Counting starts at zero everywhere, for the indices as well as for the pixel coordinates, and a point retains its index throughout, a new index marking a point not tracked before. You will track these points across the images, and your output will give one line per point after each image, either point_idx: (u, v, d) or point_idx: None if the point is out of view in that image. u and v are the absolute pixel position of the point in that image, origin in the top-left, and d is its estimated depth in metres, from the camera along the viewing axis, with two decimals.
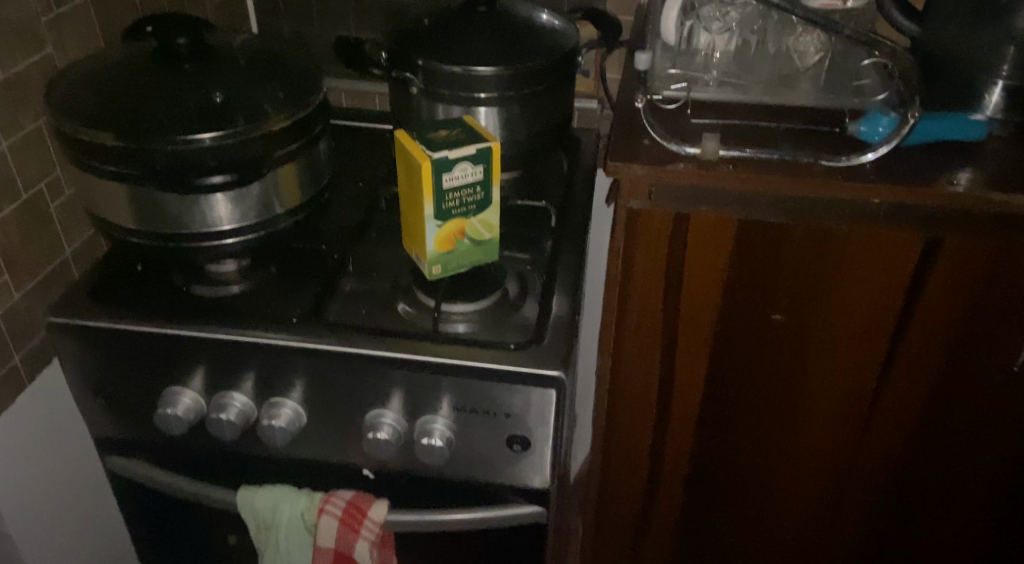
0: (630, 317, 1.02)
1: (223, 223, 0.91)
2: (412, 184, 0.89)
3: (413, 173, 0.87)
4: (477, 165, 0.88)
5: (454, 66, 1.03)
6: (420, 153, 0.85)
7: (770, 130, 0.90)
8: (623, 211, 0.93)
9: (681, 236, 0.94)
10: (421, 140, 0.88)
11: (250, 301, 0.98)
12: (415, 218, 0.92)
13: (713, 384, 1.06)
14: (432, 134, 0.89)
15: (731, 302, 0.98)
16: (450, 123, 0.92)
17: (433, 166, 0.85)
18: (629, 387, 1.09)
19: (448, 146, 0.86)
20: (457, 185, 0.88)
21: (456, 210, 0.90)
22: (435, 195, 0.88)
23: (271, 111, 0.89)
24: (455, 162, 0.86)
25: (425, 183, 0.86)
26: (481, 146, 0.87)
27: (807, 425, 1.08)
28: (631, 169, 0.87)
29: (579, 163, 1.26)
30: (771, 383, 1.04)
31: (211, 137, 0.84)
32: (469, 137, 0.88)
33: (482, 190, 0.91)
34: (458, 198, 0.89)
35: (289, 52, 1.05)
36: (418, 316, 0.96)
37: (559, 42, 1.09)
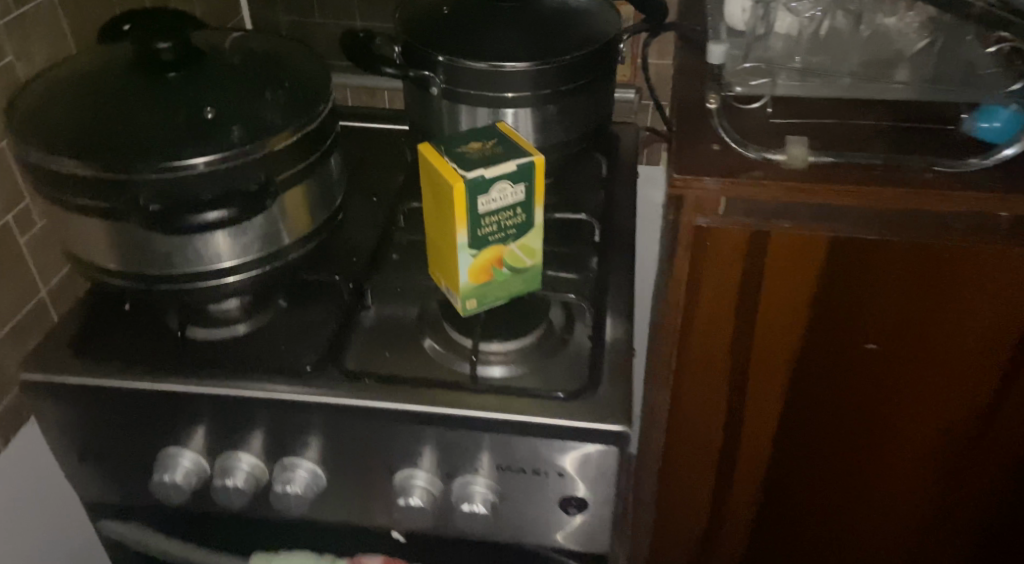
0: (695, 346, 0.88)
1: (222, 261, 0.77)
2: (441, 208, 0.75)
3: (443, 197, 0.74)
4: (518, 184, 0.74)
5: (480, 62, 0.88)
6: (451, 174, 0.72)
7: (863, 134, 0.76)
8: (690, 230, 0.80)
9: (760, 257, 0.80)
10: (451, 156, 0.74)
11: (257, 346, 0.84)
12: (445, 245, 0.78)
13: (789, 419, 0.93)
14: (464, 148, 0.76)
15: (817, 331, 0.84)
16: (482, 132, 0.78)
17: (468, 190, 0.72)
18: (692, 423, 0.95)
19: (484, 164, 0.73)
20: (495, 208, 0.75)
21: (495, 236, 0.77)
22: (470, 222, 0.74)
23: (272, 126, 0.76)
24: (493, 182, 0.73)
25: (458, 209, 0.73)
26: (523, 161, 0.73)
27: (896, 465, 0.94)
28: (703, 183, 0.74)
29: (620, 163, 1.12)
30: (856, 419, 0.91)
31: (204, 162, 0.71)
32: (508, 150, 0.75)
33: (523, 212, 0.77)
34: (496, 223, 0.76)
35: (290, 53, 0.90)
36: (451, 358, 0.83)
37: (599, 30, 0.94)
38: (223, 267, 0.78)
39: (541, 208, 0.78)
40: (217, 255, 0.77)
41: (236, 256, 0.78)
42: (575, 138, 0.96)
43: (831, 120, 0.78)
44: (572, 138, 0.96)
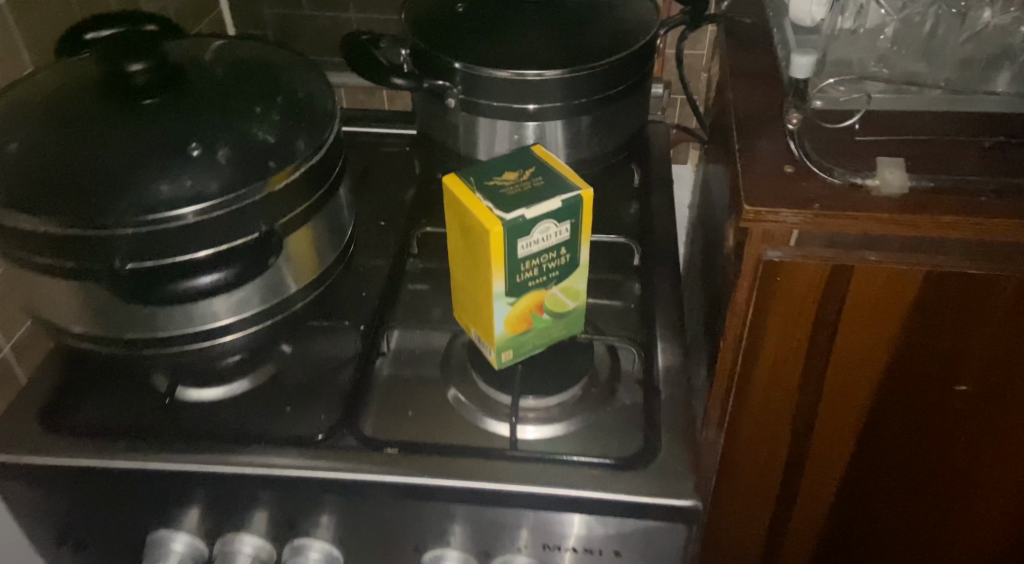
0: (758, 388, 0.78)
1: (220, 318, 0.67)
2: (472, 252, 0.65)
3: (476, 240, 0.63)
4: (563, 222, 0.63)
5: (503, 70, 0.76)
6: (487, 216, 0.61)
7: (964, 154, 0.65)
8: (758, 263, 0.69)
9: (839, 293, 0.70)
10: (485, 192, 0.63)
11: (258, 410, 0.73)
12: (476, 292, 0.67)
13: (860, 466, 0.82)
14: (498, 180, 0.64)
15: (901, 372, 0.74)
16: (517, 159, 0.67)
17: (506, 234, 0.61)
18: (749, 472, 0.85)
19: (524, 202, 0.62)
20: (536, 251, 0.64)
21: (535, 280, 0.66)
22: (507, 268, 0.63)
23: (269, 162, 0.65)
24: (535, 223, 0.62)
25: (494, 256, 0.62)
26: (569, 196, 0.62)
27: (976, 516, 0.84)
28: (779, 216, 0.64)
29: (653, 169, 1.00)
30: (936, 467, 0.81)
31: (195, 211, 0.60)
32: (549, 182, 0.64)
33: (567, 252, 0.66)
34: (536, 267, 0.65)
35: (281, 63, 0.78)
36: (481, 415, 0.72)
37: (637, 28, 0.82)
38: (218, 324, 0.67)
39: (587, 247, 0.67)
40: (212, 311, 0.66)
41: (233, 311, 0.68)
42: (611, 150, 0.85)
43: (923, 136, 0.67)
44: (607, 150, 0.85)
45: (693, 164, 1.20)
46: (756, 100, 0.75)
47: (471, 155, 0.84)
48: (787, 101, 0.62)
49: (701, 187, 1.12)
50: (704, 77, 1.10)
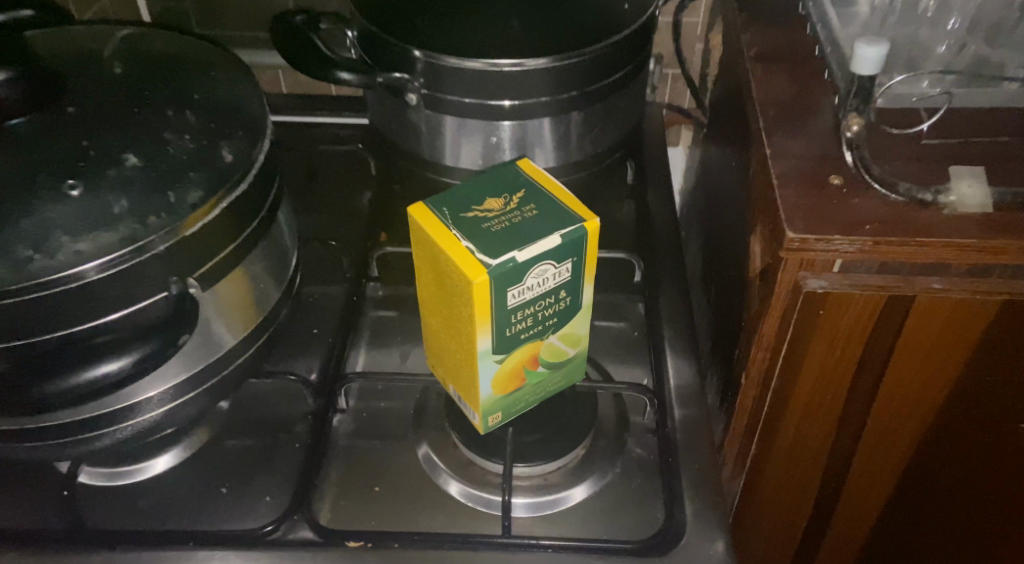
0: (787, 432, 0.66)
1: (143, 391, 0.53)
2: (450, 301, 0.52)
3: (455, 289, 0.50)
4: (562, 261, 0.50)
5: (476, 60, 0.62)
6: (468, 261, 0.48)
7: None
8: (798, 294, 0.56)
9: (892, 323, 0.58)
10: (464, 228, 0.50)
11: (187, 493, 0.59)
12: (456, 346, 0.54)
13: (899, 516, 0.70)
14: (478, 210, 0.51)
15: (960, 411, 0.62)
16: (501, 180, 0.54)
17: (494, 283, 0.48)
18: (771, 520, 0.73)
19: (514, 241, 0.49)
20: (531, 297, 0.51)
21: (528, 332, 0.53)
22: (495, 322, 0.50)
23: (178, 196, 0.50)
24: (529, 266, 0.49)
25: (478, 310, 0.49)
26: (571, 230, 0.50)
27: None
28: (831, 243, 0.51)
29: (647, 163, 0.87)
30: (990, 518, 0.69)
31: (98, 266, 0.46)
32: (543, 212, 0.51)
33: (567, 295, 0.53)
34: (530, 316, 0.52)
35: (196, 54, 0.63)
36: (447, 476, 0.60)
37: (632, 9, 0.70)
38: (137, 399, 0.53)
39: (591, 285, 0.55)
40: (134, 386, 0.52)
41: (154, 381, 0.53)
42: (604, 149, 0.73)
43: (996, 137, 0.55)
44: (600, 150, 0.73)
45: (686, 146, 1.08)
46: (784, 89, 0.62)
47: (438, 161, 0.70)
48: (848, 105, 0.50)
49: (698, 174, 0.99)
50: (698, 49, 0.97)
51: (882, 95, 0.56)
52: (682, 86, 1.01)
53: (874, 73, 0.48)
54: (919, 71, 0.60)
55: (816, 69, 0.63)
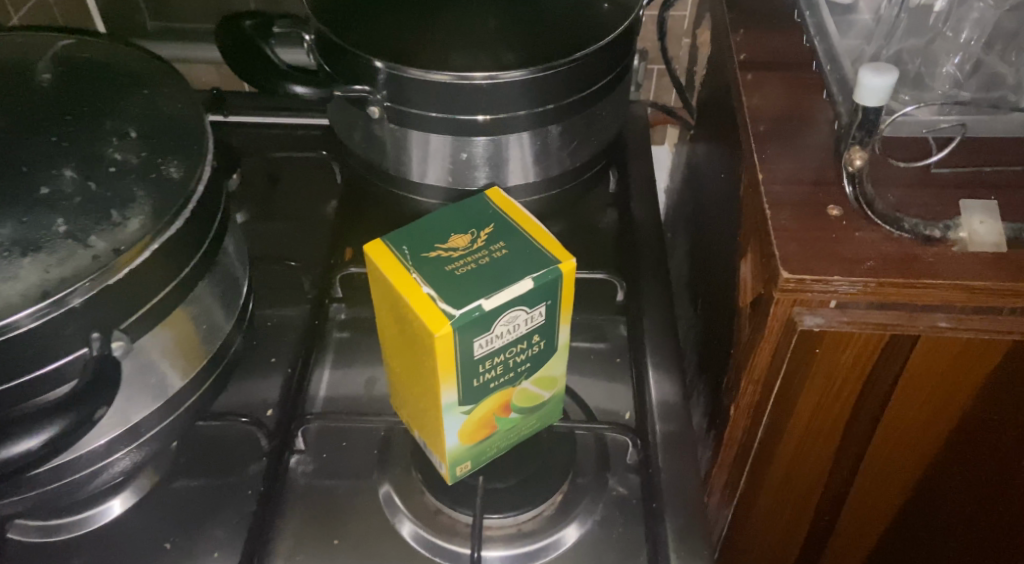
0: (777, 476, 0.61)
1: (89, 441, 0.48)
2: (410, 350, 0.47)
3: (415, 337, 0.46)
4: (535, 306, 0.46)
5: (442, 73, 0.58)
6: (429, 310, 0.43)
7: None
8: (792, 335, 0.52)
9: (895, 361, 0.53)
10: (425, 269, 0.45)
11: (128, 548, 0.54)
12: (419, 395, 0.50)
13: (892, 556, 0.66)
14: (441, 249, 0.46)
15: (964, 449, 0.57)
16: (467, 213, 0.49)
17: (458, 335, 0.44)
18: (757, 557, 0.68)
19: (481, 286, 0.44)
20: (501, 345, 0.47)
21: (498, 381, 0.49)
22: (461, 375, 0.46)
23: (99, 239, 0.44)
24: (498, 314, 0.44)
25: (442, 362, 0.44)
26: (543, 272, 0.45)
27: None
28: (829, 284, 0.46)
29: (631, 169, 0.83)
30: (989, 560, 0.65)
31: (33, 315, 0.40)
32: (513, 252, 0.46)
33: (540, 339, 0.49)
34: (499, 364, 0.48)
35: (135, 59, 0.57)
36: (403, 516, 0.56)
37: (612, 15, 0.65)
38: (80, 451, 0.48)
39: (568, 328, 0.50)
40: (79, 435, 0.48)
41: (99, 432, 0.48)
42: (582, 162, 0.68)
43: (1005, 166, 0.50)
44: (579, 164, 0.68)
45: (671, 144, 1.03)
46: (779, 101, 0.57)
47: (405, 176, 0.66)
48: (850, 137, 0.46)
49: (684, 177, 0.95)
50: (685, 44, 0.92)
51: (889, 124, 0.52)
52: (668, 82, 0.96)
53: (880, 104, 0.44)
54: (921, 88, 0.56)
55: (813, 80, 0.58)
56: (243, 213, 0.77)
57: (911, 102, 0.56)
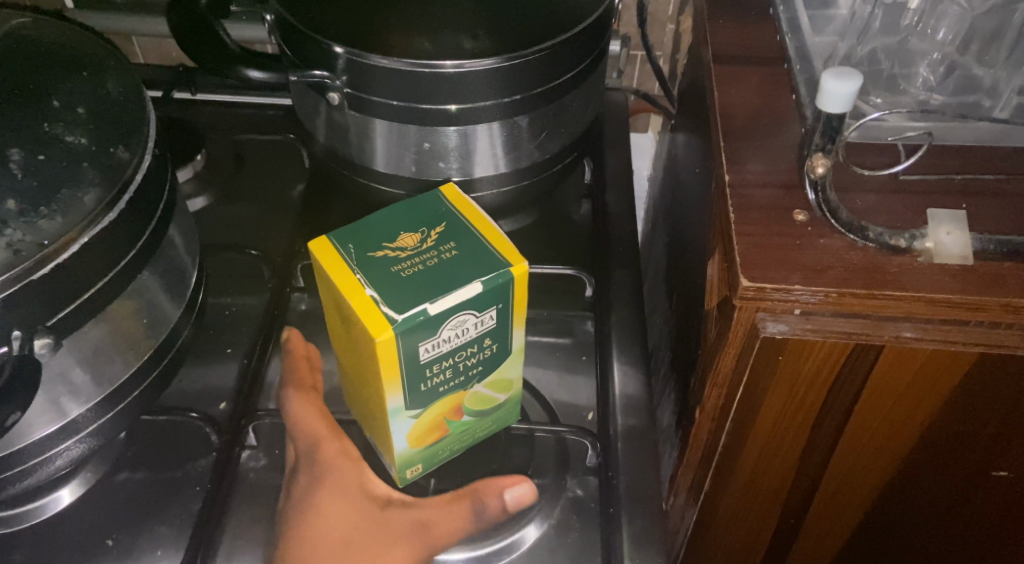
0: (739, 480, 0.59)
1: (30, 434, 0.47)
2: (355, 351, 0.46)
3: (359, 341, 0.44)
4: (485, 307, 0.45)
5: (399, 60, 0.56)
6: (372, 314, 0.42)
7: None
8: (753, 344, 0.50)
9: (857, 374, 0.51)
10: (370, 271, 0.44)
11: (70, 542, 0.53)
12: (368, 397, 0.49)
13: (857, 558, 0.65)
14: (389, 250, 0.45)
15: (928, 458, 0.55)
16: (420, 211, 0.48)
17: (402, 340, 0.43)
18: (719, 561, 0.67)
19: (427, 289, 0.43)
20: (449, 348, 0.46)
21: (448, 384, 0.48)
22: (406, 378, 0.46)
23: (18, 229, 0.42)
24: (444, 318, 0.44)
25: (385, 365, 0.44)
26: (493, 276, 0.44)
27: None
28: (789, 293, 0.45)
29: (607, 159, 0.81)
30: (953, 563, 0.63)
31: None
32: (464, 254, 0.45)
33: (491, 339, 0.48)
34: (447, 364, 0.47)
35: (83, 37, 0.55)
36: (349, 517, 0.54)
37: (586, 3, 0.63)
38: (14, 448, 0.46)
39: (521, 331, 0.49)
40: (26, 422, 0.46)
41: (37, 426, 0.47)
42: (552, 154, 0.66)
43: (980, 175, 0.49)
44: (550, 156, 0.66)
45: (653, 132, 1.01)
46: (749, 97, 0.55)
47: (369, 165, 0.64)
48: (816, 142, 0.44)
49: (665, 169, 0.92)
50: (669, 30, 0.89)
51: (859, 131, 0.50)
52: (650, 69, 0.93)
53: (844, 110, 0.42)
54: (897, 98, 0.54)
55: (787, 75, 0.56)
56: (206, 197, 0.75)
57: (884, 104, 0.54)
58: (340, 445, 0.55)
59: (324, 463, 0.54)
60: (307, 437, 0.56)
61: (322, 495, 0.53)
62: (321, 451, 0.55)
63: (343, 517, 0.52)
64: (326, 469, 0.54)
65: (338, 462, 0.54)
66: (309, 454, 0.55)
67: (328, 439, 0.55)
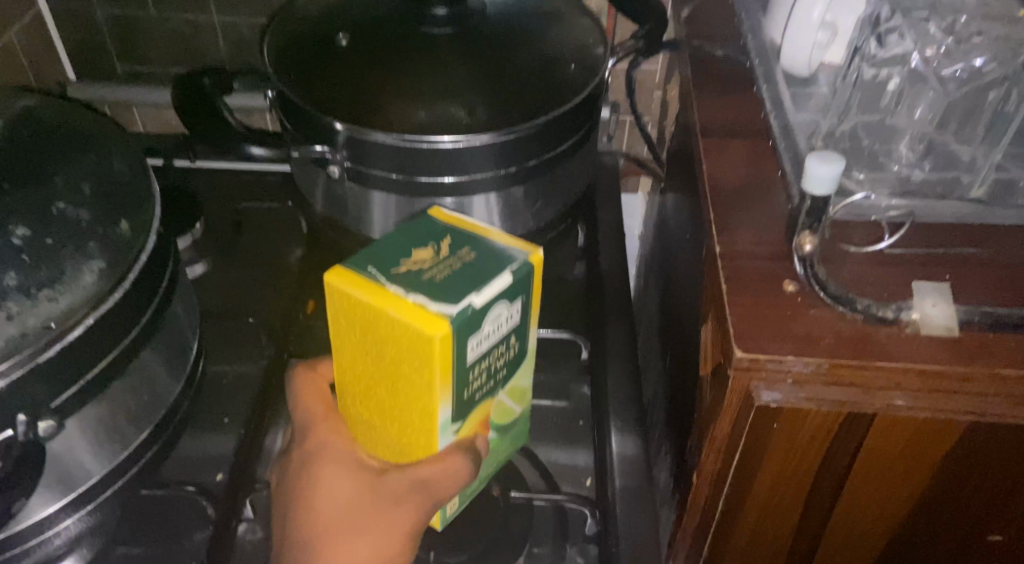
0: (739, 545, 0.59)
1: (31, 512, 0.47)
2: (392, 368, 0.46)
3: (403, 352, 0.44)
4: (513, 301, 0.46)
5: (396, 134, 0.57)
6: (422, 315, 0.42)
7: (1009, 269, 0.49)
8: (749, 414, 0.50)
9: (851, 441, 0.51)
10: (399, 282, 0.44)
11: None
12: (399, 415, 0.49)
13: None
14: (411, 262, 0.45)
15: (924, 524, 0.56)
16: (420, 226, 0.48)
17: (457, 335, 0.43)
18: None
19: (466, 284, 0.44)
20: (487, 347, 0.47)
21: (483, 390, 0.49)
22: (455, 384, 0.46)
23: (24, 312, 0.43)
24: (487, 311, 0.44)
25: (440, 368, 0.44)
26: (517, 265, 0.45)
27: None
28: (783, 364, 0.46)
29: (599, 221, 0.82)
30: None
31: None
32: (481, 252, 0.46)
33: (514, 336, 0.49)
34: (484, 367, 0.48)
35: (88, 120, 0.57)
36: None
37: (578, 77, 0.65)
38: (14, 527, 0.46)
39: (535, 331, 0.52)
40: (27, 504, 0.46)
41: (39, 503, 0.47)
42: (548, 220, 0.68)
43: (962, 249, 0.50)
44: (544, 223, 0.68)
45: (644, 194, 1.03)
46: (738, 169, 0.57)
47: (367, 234, 0.65)
48: (803, 219, 0.46)
49: (656, 229, 0.94)
50: (656, 96, 0.92)
51: (845, 206, 0.52)
52: (639, 133, 0.96)
53: (828, 193, 0.44)
54: (882, 175, 0.56)
55: (773, 151, 0.58)
56: (205, 264, 0.76)
57: (867, 181, 0.55)
58: (334, 422, 0.53)
59: (318, 438, 0.52)
60: (302, 419, 0.54)
61: (316, 467, 0.50)
62: (315, 428, 0.53)
63: (338, 485, 0.50)
64: (320, 443, 0.52)
65: (332, 438, 0.52)
66: (303, 430, 0.53)
67: (321, 418, 0.53)
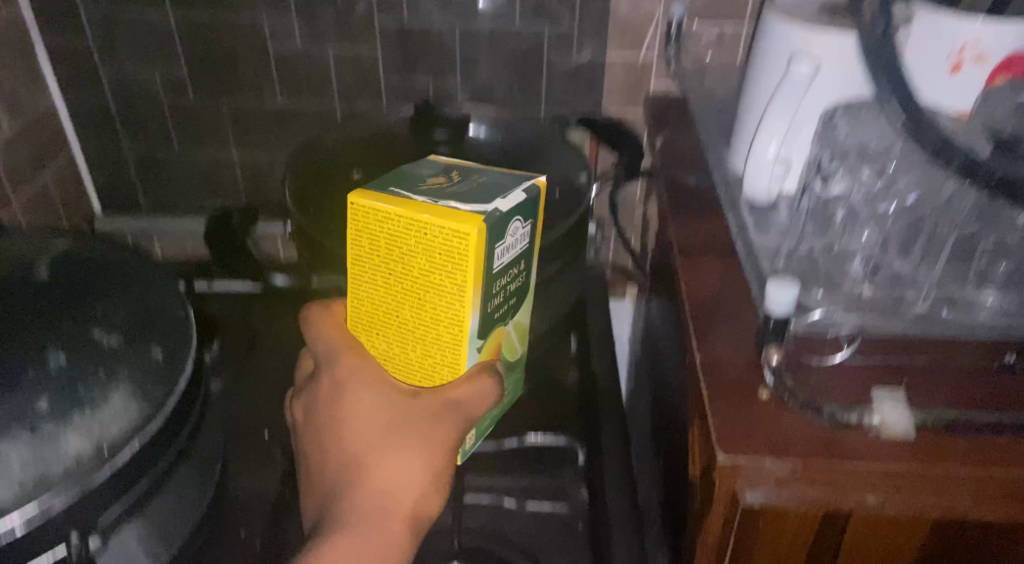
0: None
1: None
2: (421, 275, 0.53)
3: (435, 256, 0.51)
4: (525, 221, 0.55)
5: None
6: (457, 214, 0.50)
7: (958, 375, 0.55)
8: (734, 513, 0.54)
9: (832, 536, 0.55)
10: (427, 197, 0.52)
11: None
12: (428, 329, 0.55)
13: None
14: (433, 188, 0.53)
15: None
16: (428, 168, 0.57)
17: (489, 233, 0.50)
18: None
19: (489, 197, 0.52)
20: (506, 262, 0.55)
21: (501, 311, 0.57)
22: (484, 290, 0.53)
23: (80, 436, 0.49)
24: (509, 220, 0.53)
25: (474, 269, 0.51)
26: (527, 188, 0.54)
27: None
28: (762, 466, 0.50)
29: (590, 328, 0.88)
30: None
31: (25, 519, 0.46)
32: (492, 181, 0.55)
33: (524, 263, 0.58)
34: (504, 285, 0.56)
35: (126, 256, 0.65)
36: None
37: (565, 202, 0.72)
38: None
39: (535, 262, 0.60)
40: None
41: None
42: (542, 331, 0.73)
43: (915, 359, 0.56)
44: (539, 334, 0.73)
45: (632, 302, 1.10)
46: (712, 283, 0.63)
47: None
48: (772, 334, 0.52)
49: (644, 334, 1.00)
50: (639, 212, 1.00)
51: (806, 322, 0.58)
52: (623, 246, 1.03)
53: (787, 312, 0.51)
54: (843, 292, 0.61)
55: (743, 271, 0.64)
56: (221, 380, 0.81)
57: (825, 299, 0.60)
58: (357, 350, 0.59)
59: (345, 370, 0.58)
60: (325, 348, 0.59)
61: (350, 394, 0.57)
62: (340, 359, 0.58)
63: (375, 410, 0.57)
64: (348, 374, 0.58)
65: (358, 368, 0.58)
66: (328, 358, 0.59)
67: (345, 349, 0.58)
